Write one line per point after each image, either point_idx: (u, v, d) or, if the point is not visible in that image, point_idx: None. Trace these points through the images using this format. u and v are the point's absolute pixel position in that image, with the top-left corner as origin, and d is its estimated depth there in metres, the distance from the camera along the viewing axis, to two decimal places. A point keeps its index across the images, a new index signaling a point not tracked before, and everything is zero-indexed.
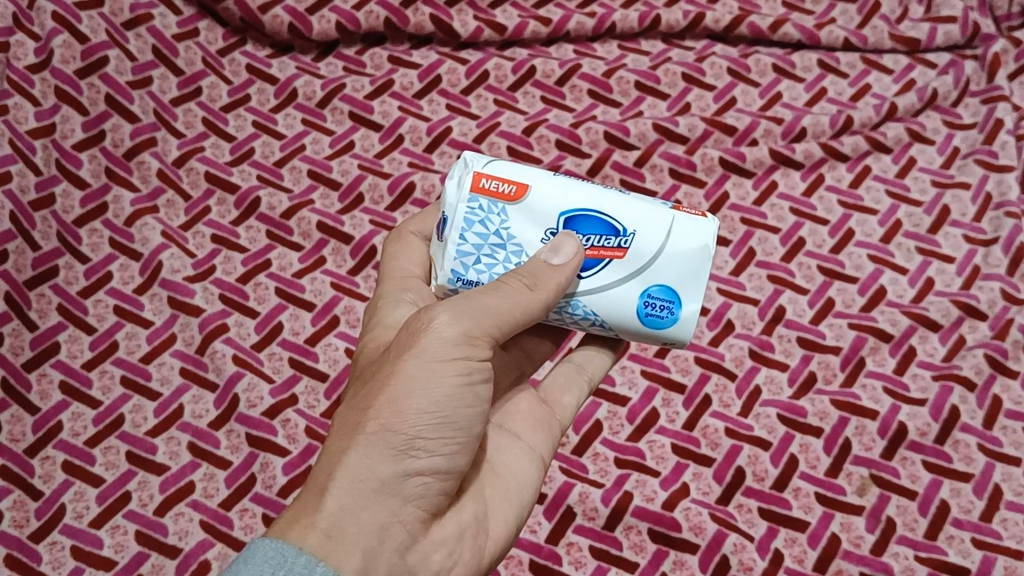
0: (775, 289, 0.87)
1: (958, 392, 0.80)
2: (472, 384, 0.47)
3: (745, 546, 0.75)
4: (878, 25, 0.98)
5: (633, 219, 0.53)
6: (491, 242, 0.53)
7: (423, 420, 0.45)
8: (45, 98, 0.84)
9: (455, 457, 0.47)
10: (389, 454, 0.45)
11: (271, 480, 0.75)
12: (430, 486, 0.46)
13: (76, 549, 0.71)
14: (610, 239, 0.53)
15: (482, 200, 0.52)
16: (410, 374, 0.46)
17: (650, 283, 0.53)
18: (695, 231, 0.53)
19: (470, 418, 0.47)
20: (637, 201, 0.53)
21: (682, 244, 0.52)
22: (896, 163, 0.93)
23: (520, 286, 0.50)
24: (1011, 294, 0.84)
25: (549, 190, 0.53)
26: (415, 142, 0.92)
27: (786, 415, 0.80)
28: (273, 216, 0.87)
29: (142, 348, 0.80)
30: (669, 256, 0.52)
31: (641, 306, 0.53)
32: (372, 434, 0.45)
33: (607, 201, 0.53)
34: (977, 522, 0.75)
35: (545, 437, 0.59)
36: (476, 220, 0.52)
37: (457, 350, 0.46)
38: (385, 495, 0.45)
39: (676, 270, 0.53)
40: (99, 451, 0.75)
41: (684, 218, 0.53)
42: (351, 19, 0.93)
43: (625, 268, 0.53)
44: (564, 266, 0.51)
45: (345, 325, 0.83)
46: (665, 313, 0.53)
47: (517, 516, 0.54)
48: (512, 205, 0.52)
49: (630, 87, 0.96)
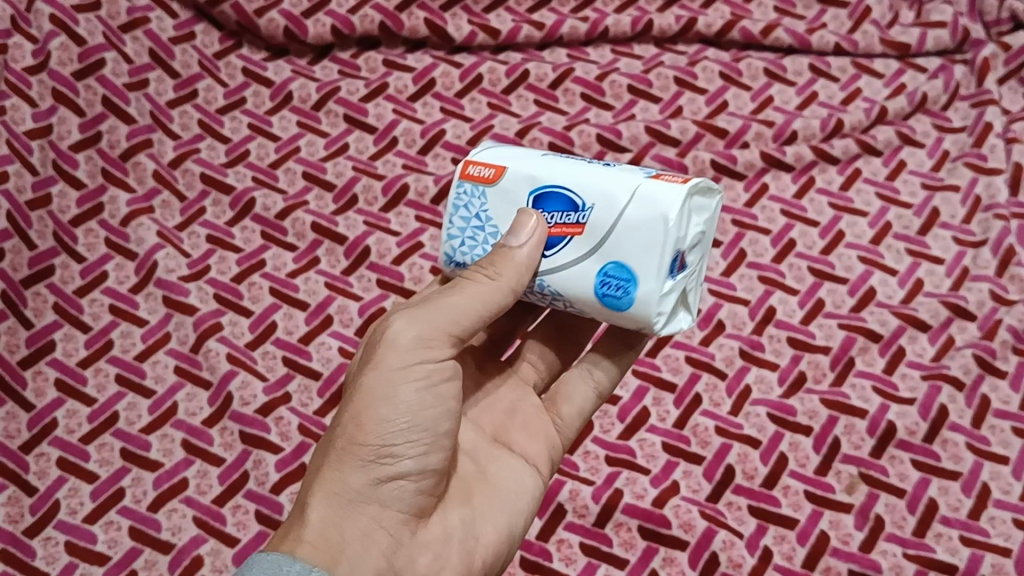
0: (766, 290, 0.87)
1: (947, 391, 0.81)
2: (438, 389, 0.49)
3: (734, 543, 0.76)
4: (869, 30, 0.99)
5: (594, 193, 0.51)
6: (473, 225, 0.55)
7: (385, 426, 0.47)
8: (42, 100, 0.86)
9: (429, 460, 0.49)
10: (363, 465, 0.47)
11: (264, 477, 0.76)
12: (407, 490, 0.49)
13: (70, 545, 0.72)
14: (571, 216, 0.52)
15: (467, 185, 0.55)
16: (374, 389, 0.48)
17: (608, 260, 0.51)
18: (655, 200, 0.49)
19: (440, 422, 0.49)
20: (605, 174, 0.52)
21: (640, 215, 0.50)
22: (886, 166, 0.94)
23: (483, 278, 0.51)
24: (1000, 295, 0.85)
25: (522, 172, 0.54)
26: (409, 144, 0.93)
27: (775, 413, 0.81)
28: (268, 217, 0.88)
29: (137, 347, 0.80)
30: (626, 229, 0.50)
31: (599, 285, 0.51)
32: (341, 448, 0.48)
33: (574, 177, 0.52)
34: (965, 519, 0.76)
35: (543, 447, 0.61)
36: (461, 204, 0.55)
37: (414, 355, 0.49)
38: (362, 502, 0.48)
39: (632, 244, 0.50)
40: (93, 449, 0.76)
41: (646, 188, 0.50)
42: (346, 24, 0.95)
43: (586, 245, 0.51)
44: (523, 247, 0.51)
45: (338, 324, 0.83)
46: (622, 293, 0.51)
47: (510, 520, 0.56)
48: (490, 188, 0.54)
49: (623, 91, 0.97)
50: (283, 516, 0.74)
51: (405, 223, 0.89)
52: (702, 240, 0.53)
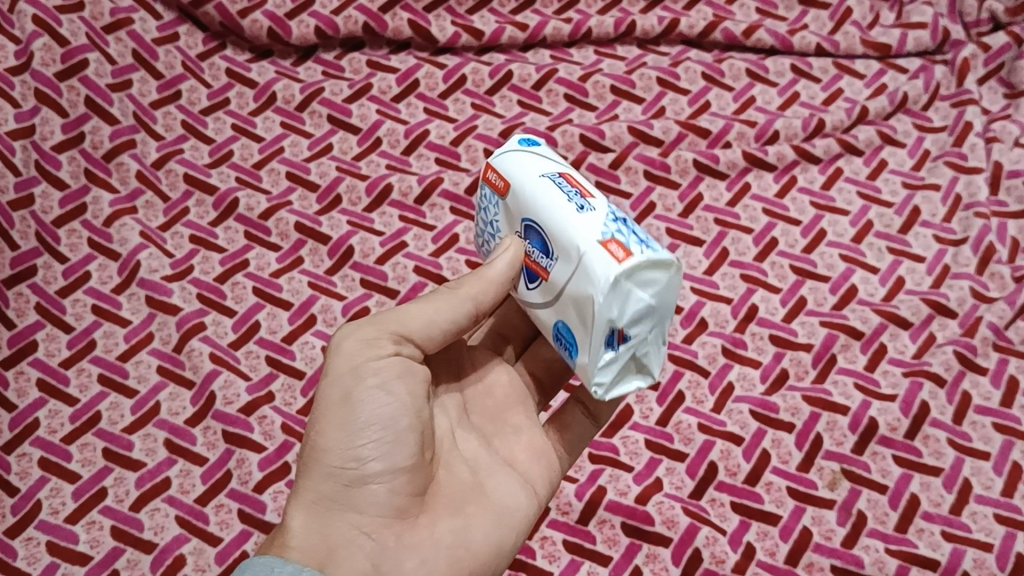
0: (748, 288, 0.88)
1: (928, 387, 0.81)
2: (391, 386, 0.50)
3: (717, 539, 0.76)
4: (850, 31, 1.00)
5: (557, 245, 0.49)
6: (488, 231, 0.56)
7: (342, 430, 0.49)
8: (24, 100, 0.85)
9: (396, 460, 0.50)
10: (331, 472, 0.49)
11: (247, 475, 0.76)
12: (379, 493, 0.49)
13: (51, 545, 0.72)
14: (542, 258, 0.51)
15: (485, 190, 0.55)
16: (329, 397, 0.50)
17: (558, 316, 0.50)
18: (590, 273, 0.47)
19: (398, 418, 0.49)
20: (572, 222, 0.48)
21: (580, 285, 0.47)
22: (867, 165, 0.94)
23: (445, 292, 0.53)
24: (981, 293, 0.86)
25: (524, 191, 0.52)
26: (393, 145, 0.93)
27: (757, 410, 0.81)
28: (251, 217, 0.88)
29: (119, 347, 0.80)
30: (569, 295, 0.49)
31: (556, 336, 0.52)
32: (309, 459, 0.50)
33: (545, 213, 0.50)
34: (947, 515, 0.76)
35: (540, 465, 0.59)
36: (483, 207, 0.56)
37: (365, 356, 0.50)
38: (337, 507, 0.49)
39: (574, 312, 0.49)
40: (76, 449, 0.76)
41: (593, 254, 0.47)
42: (330, 25, 0.95)
43: (547, 293, 0.51)
44: (494, 266, 0.52)
45: (321, 323, 0.83)
46: (570, 350, 0.51)
47: (504, 528, 0.54)
48: (502, 197, 0.54)
49: (606, 91, 0.98)
50: (266, 514, 0.74)
51: (388, 223, 0.89)
52: (656, 311, 0.49)
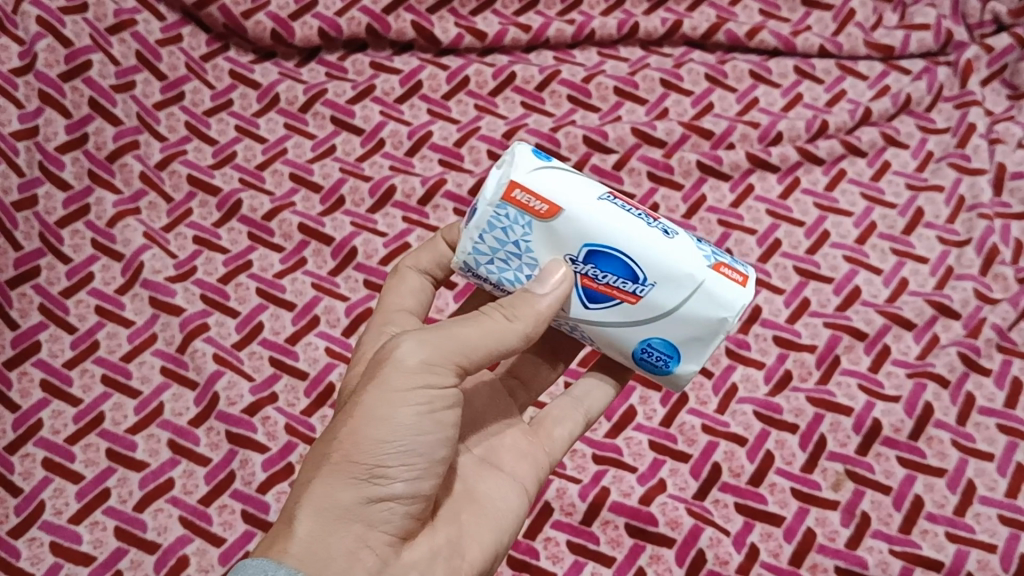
0: (752, 289, 0.88)
1: (932, 389, 0.81)
2: (436, 416, 0.47)
3: (721, 540, 0.76)
4: (853, 32, 1.00)
5: (662, 273, 0.51)
6: (507, 250, 0.53)
7: (381, 446, 0.45)
8: (28, 101, 0.85)
9: (421, 486, 0.48)
10: (355, 483, 0.45)
11: (250, 476, 0.76)
12: (395, 512, 0.47)
13: (55, 546, 0.72)
14: (629, 283, 0.52)
15: (511, 210, 0.51)
16: (371, 408, 0.46)
17: (655, 334, 0.54)
18: (717, 301, 0.51)
19: (436, 448, 0.48)
20: (676, 252, 0.51)
21: (702, 310, 0.52)
22: (871, 166, 0.94)
23: (499, 317, 0.50)
24: (984, 294, 0.86)
25: (586, 218, 0.51)
26: (396, 146, 0.93)
27: (762, 411, 0.81)
28: (255, 218, 0.88)
29: (123, 348, 0.80)
30: (679, 316, 0.52)
31: (640, 349, 0.55)
32: (333, 465, 0.45)
33: (637, 243, 0.51)
34: (951, 516, 0.76)
35: (528, 465, 0.60)
36: (498, 225, 0.52)
37: (419, 379, 0.47)
38: (352, 521, 0.45)
39: (684, 332, 0.53)
40: (79, 449, 0.76)
41: (715, 281, 0.51)
42: (333, 26, 0.96)
43: (638, 314, 0.53)
44: (547, 295, 0.51)
45: (325, 324, 0.83)
46: (663, 362, 0.55)
47: (495, 540, 0.54)
48: (538, 221, 0.51)
49: (609, 93, 0.98)
50: (270, 515, 0.74)
51: (391, 224, 0.89)
52: None
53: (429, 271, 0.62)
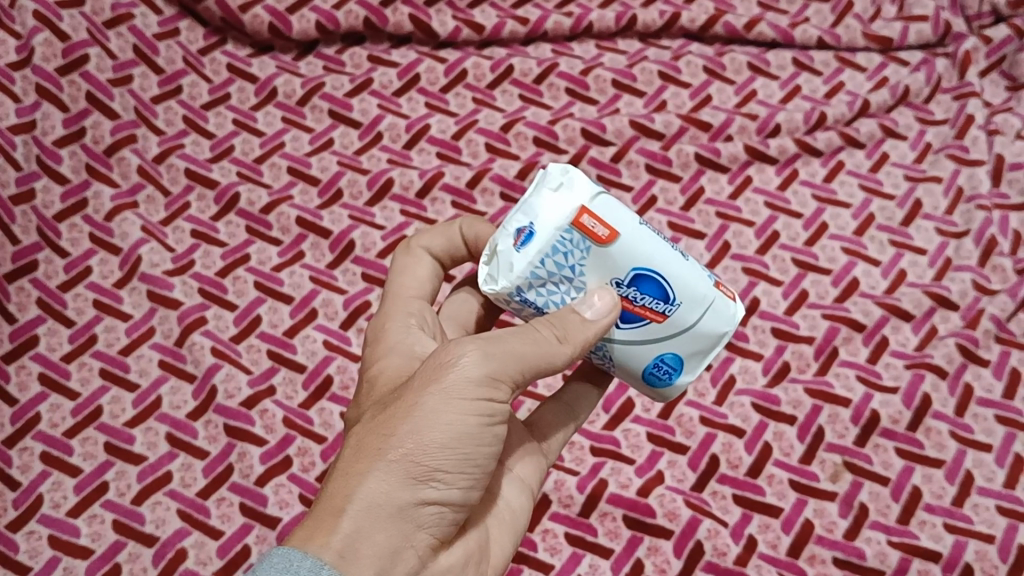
0: (750, 281, 0.88)
1: (930, 380, 0.81)
2: (493, 430, 0.47)
3: (719, 532, 0.76)
4: (851, 24, 1.00)
5: (687, 292, 0.51)
6: (562, 274, 0.49)
7: (440, 452, 0.44)
8: (25, 95, 0.85)
9: (467, 495, 0.47)
10: (410, 485, 0.44)
11: (248, 469, 0.76)
12: (440, 516, 0.46)
13: (53, 539, 0.72)
14: (659, 304, 0.50)
15: (575, 234, 0.47)
16: (433, 413, 0.44)
17: (667, 350, 0.52)
18: (725, 317, 0.52)
19: (486, 462, 0.47)
20: (697, 273, 0.51)
21: (711, 325, 0.52)
22: (869, 158, 0.94)
23: (551, 337, 0.48)
24: (983, 285, 0.86)
25: (637, 244, 0.49)
26: (394, 139, 0.93)
27: (759, 403, 0.81)
28: (253, 211, 0.88)
29: (121, 341, 0.80)
30: (695, 333, 0.52)
31: (650, 364, 0.53)
32: (390, 463, 0.43)
33: (671, 264, 0.50)
34: (949, 507, 0.76)
35: (534, 466, 0.58)
36: (561, 250, 0.48)
37: (482, 391, 0.45)
38: (401, 521, 0.44)
39: (695, 349, 0.52)
40: (78, 442, 0.76)
41: (722, 300, 0.52)
42: (331, 19, 0.95)
43: (657, 333, 0.52)
44: (598, 320, 0.49)
45: (323, 317, 0.84)
46: (672, 378, 0.54)
47: (513, 546, 0.54)
48: (598, 247, 0.48)
49: (607, 85, 0.98)
50: (268, 508, 0.75)
51: (389, 217, 0.89)
52: None
53: (440, 257, 0.61)
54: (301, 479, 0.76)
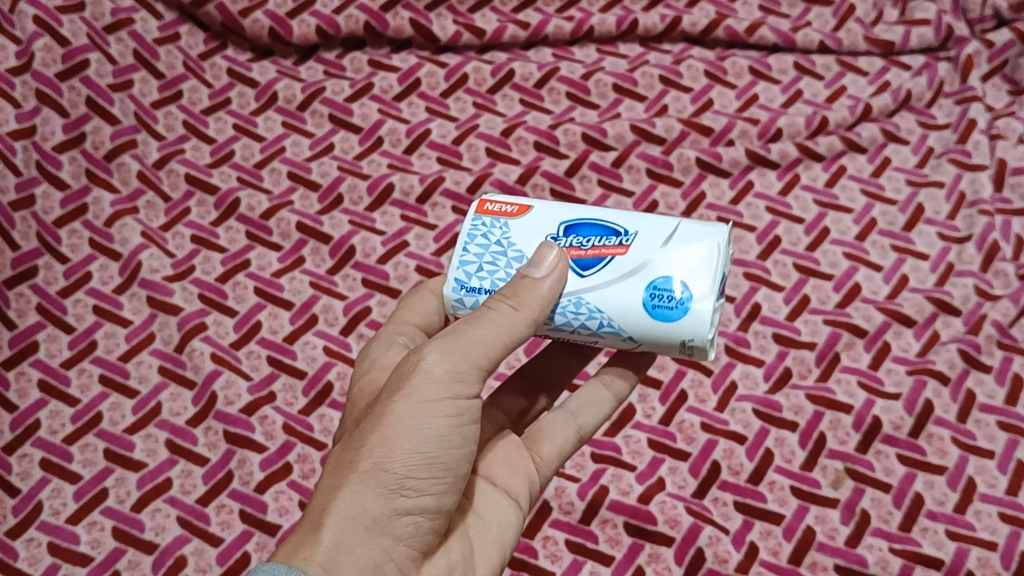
0: (751, 287, 0.88)
1: (932, 386, 0.81)
2: (465, 430, 0.46)
3: (720, 538, 0.76)
4: (853, 28, 0.99)
5: (635, 223, 0.53)
6: (492, 250, 0.53)
7: (412, 458, 0.44)
8: (26, 101, 0.85)
9: (444, 501, 0.47)
10: (384, 495, 0.44)
11: (248, 476, 0.76)
12: (419, 526, 0.46)
13: (53, 546, 0.72)
14: (612, 238, 0.52)
15: (484, 218, 0.54)
16: (401, 418, 0.44)
17: (655, 273, 0.50)
18: (699, 229, 0.51)
19: (461, 464, 0.47)
20: (645, 214, 0.54)
21: (688, 238, 0.51)
22: (871, 163, 0.94)
23: (505, 308, 0.48)
24: (985, 290, 0.85)
25: (548, 207, 0.55)
26: (394, 144, 0.93)
27: (760, 408, 0.81)
28: (252, 217, 0.88)
29: (120, 347, 0.80)
30: (670, 250, 0.51)
31: (649, 298, 0.50)
32: (363, 474, 0.43)
33: (606, 211, 0.54)
34: (951, 513, 0.76)
35: (520, 476, 0.58)
36: (478, 234, 0.54)
37: (449, 390, 0.45)
38: (378, 533, 0.44)
39: (684, 263, 0.50)
40: (77, 449, 0.76)
41: (689, 222, 0.52)
42: (331, 24, 0.95)
43: (630, 264, 0.51)
44: (545, 275, 0.50)
45: (323, 323, 0.83)
46: (680, 302, 0.49)
47: (500, 555, 0.54)
48: (513, 220, 0.54)
49: (608, 89, 0.97)
50: (267, 515, 0.74)
51: (390, 222, 0.89)
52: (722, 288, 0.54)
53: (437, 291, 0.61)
54: (301, 485, 0.76)
